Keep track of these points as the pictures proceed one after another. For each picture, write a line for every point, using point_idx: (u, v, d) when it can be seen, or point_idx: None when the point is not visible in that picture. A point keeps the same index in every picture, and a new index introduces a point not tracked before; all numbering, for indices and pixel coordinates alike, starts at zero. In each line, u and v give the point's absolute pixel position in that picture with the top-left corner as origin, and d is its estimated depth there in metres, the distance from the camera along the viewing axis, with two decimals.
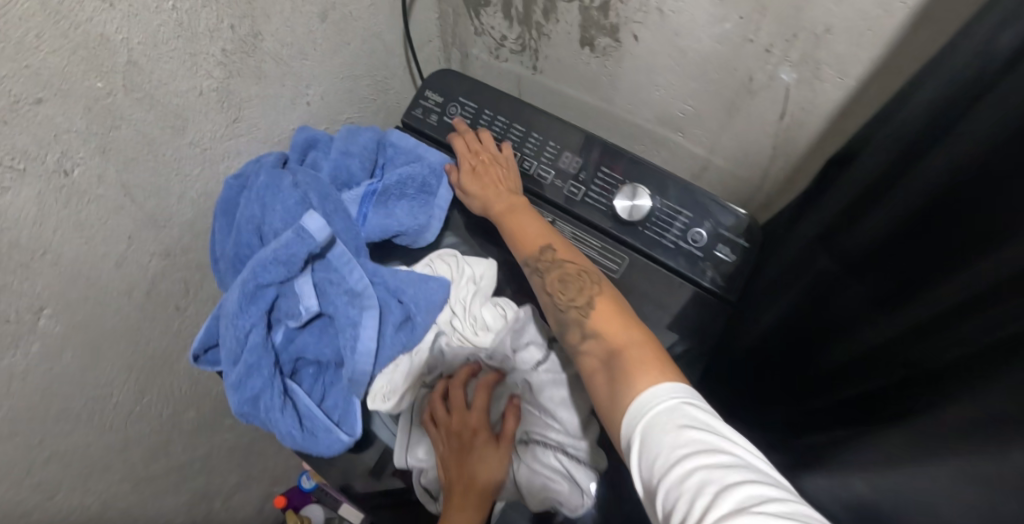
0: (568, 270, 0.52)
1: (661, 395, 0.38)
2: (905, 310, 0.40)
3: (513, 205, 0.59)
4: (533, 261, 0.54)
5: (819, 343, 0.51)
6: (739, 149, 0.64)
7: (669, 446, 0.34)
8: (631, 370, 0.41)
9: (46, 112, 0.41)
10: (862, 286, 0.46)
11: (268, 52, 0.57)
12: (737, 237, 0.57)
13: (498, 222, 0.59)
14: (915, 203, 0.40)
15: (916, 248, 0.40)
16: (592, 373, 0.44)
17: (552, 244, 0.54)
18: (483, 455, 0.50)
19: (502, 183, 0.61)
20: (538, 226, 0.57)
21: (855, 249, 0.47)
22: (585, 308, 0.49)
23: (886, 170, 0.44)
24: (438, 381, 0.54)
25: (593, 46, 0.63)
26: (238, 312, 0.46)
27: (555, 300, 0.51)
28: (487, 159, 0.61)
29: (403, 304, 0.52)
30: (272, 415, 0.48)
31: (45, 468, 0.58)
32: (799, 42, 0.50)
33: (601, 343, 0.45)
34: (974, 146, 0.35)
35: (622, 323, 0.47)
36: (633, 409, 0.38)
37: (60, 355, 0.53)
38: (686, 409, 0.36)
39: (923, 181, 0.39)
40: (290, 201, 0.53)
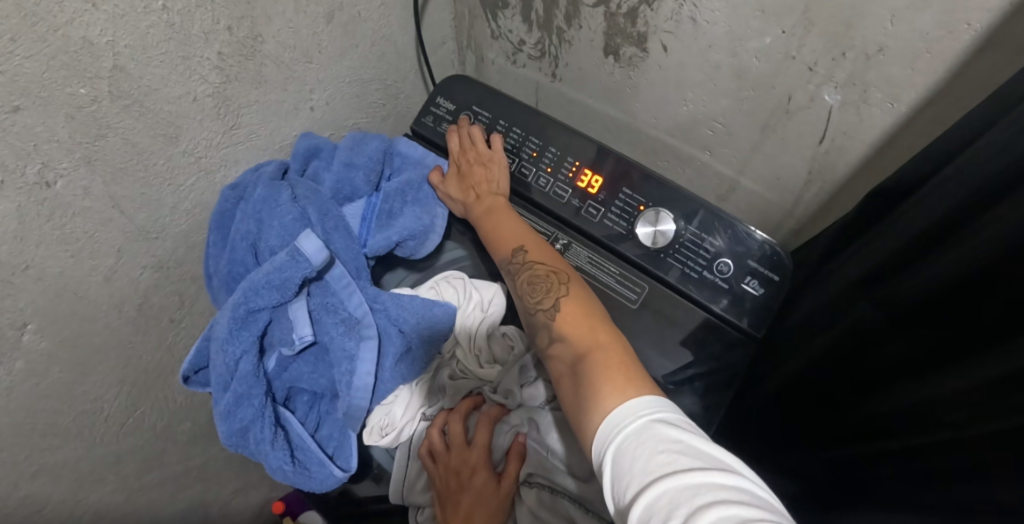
0: (537, 272, 0.49)
1: (626, 416, 0.36)
2: (961, 373, 0.37)
3: (491, 204, 0.57)
4: (505, 263, 0.52)
5: (866, 394, 0.49)
6: (772, 172, 0.59)
7: (639, 471, 0.31)
8: (595, 379, 0.40)
9: (23, 121, 0.38)
10: (909, 342, 0.43)
11: (268, 55, 0.53)
12: (766, 270, 0.53)
13: (476, 224, 0.57)
14: (980, 251, 0.36)
15: (970, 306, 0.37)
16: (559, 381, 0.43)
17: (524, 246, 0.52)
18: (481, 499, 0.44)
19: (482, 180, 0.58)
20: (515, 225, 0.54)
21: (908, 295, 0.43)
22: (551, 311, 0.47)
23: (948, 214, 0.39)
24: (438, 413, 0.49)
25: (618, 55, 0.59)
26: (228, 338, 0.43)
27: (524, 303, 0.49)
28: (473, 158, 0.59)
29: (403, 333, 0.48)
30: (262, 448, 0.45)
31: (32, 483, 0.56)
32: (848, 61, 0.45)
33: (569, 351, 0.44)
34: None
35: (590, 327, 0.45)
36: (600, 430, 0.36)
37: (46, 370, 0.51)
38: (654, 427, 0.34)
39: (993, 230, 0.35)
40: (287, 217, 0.49)
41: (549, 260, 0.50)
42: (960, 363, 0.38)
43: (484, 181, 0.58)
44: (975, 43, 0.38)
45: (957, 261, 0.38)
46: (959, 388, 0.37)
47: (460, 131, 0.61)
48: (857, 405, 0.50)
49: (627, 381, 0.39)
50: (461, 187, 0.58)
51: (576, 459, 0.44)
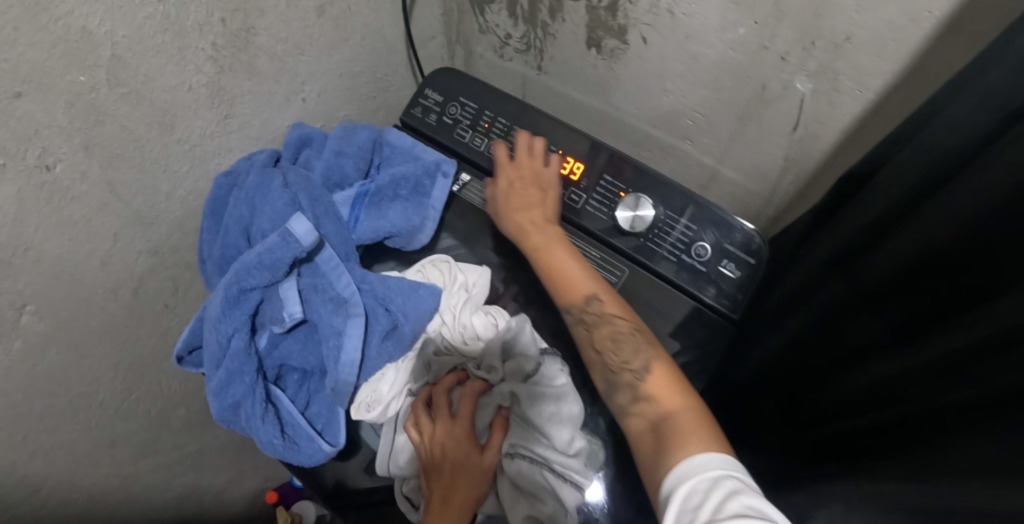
0: (621, 327, 0.50)
1: (704, 465, 0.40)
2: (923, 345, 0.39)
3: (553, 240, 0.55)
4: (578, 312, 0.51)
5: (831, 371, 0.51)
6: (749, 160, 0.61)
7: (713, 511, 0.37)
8: (686, 438, 0.43)
9: (26, 107, 0.40)
10: (877, 319, 0.45)
11: (261, 46, 0.55)
12: (743, 253, 0.55)
13: (531, 258, 0.55)
14: (938, 229, 0.38)
15: (934, 281, 0.39)
16: (643, 438, 0.45)
17: (599, 295, 0.51)
18: (465, 467, 0.46)
19: (542, 210, 0.57)
20: (580, 268, 0.53)
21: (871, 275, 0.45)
22: (640, 371, 0.48)
23: (910, 193, 0.41)
24: (423, 388, 0.50)
25: (600, 47, 0.61)
26: (221, 316, 0.45)
27: (605, 359, 0.49)
28: (531, 185, 0.58)
29: (390, 312, 0.50)
30: (252, 423, 0.47)
31: (29, 464, 0.57)
32: (818, 51, 0.47)
33: (656, 410, 0.46)
34: (1009, 172, 0.32)
35: (674, 388, 0.47)
36: (680, 466, 0.41)
37: (44, 352, 0.52)
38: (731, 480, 0.39)
39: (946, 209, 0.37)
40: (278, 203, 0.51)
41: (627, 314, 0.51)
42: (915, 342, 0.40)
43: (537, 209, 0.57)
44: (934, 32, 0.40)
45: (917, 241, 0.40)
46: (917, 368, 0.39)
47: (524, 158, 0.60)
48: (821, 391, 0.52)
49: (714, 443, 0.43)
50: (525, 217, 0.56)
51: (556, 432, 0.45)
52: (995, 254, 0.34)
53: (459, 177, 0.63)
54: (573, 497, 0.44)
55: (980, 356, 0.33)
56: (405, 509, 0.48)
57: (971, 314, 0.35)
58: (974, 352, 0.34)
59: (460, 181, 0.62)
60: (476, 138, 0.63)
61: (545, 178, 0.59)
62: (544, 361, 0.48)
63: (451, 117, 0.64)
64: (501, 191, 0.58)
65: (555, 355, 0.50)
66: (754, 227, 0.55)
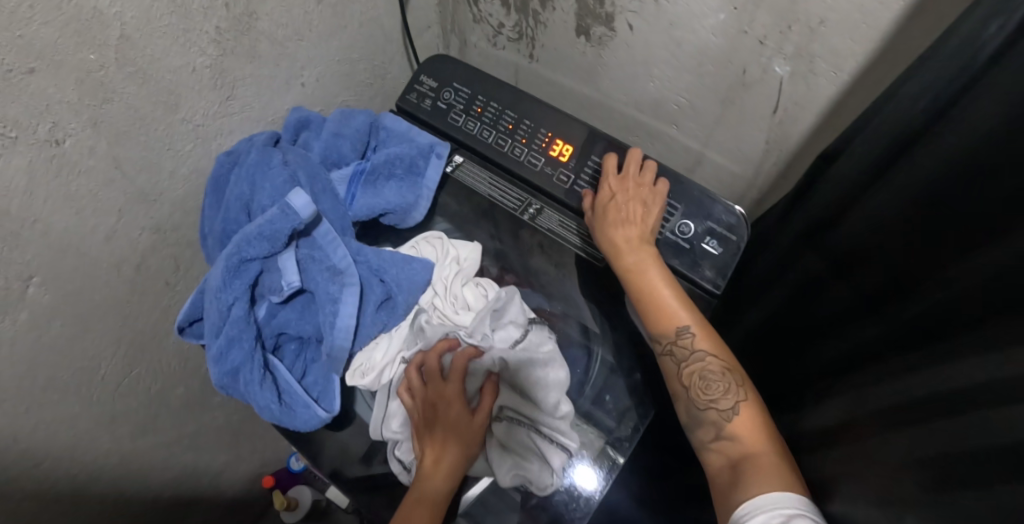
0: (711, 366, 0.50)
1: (777, 503, 0.42)
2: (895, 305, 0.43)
3: (647, 262, 0.53)
4: (668, 344, 0.51)
5: (812, 340, 0.54)
6: (733, 143, 0.63)
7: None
8: (763, 476, 0.45)
9: (38, 83, 0.42)
10: (850, 285, 0.49)
11: (262, 31, 0.57)
12: (724, 230, 0.57)
13: (621, 277, 0.54)
14: (903, 195, 0.42)
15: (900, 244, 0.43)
16: (720, 471, 0.48)
17: (693, 329, 0.51)
18: (457, 430, 0.49)
19: (639, 230, 0.54)
20: (673, 294, 0.52)
21: (842, 243, 0.50)
22: (727, 412, 0.49)
23: (873, 164, 0.46)
24: (415, 355, 0.52)
25: (589, 35, 0.63)
26: (222, 286, 0.47)
27: (692, 393, 0.50)
28: (633, 202, 0.56)
29: (384, 283, 0.53)
30: (251, 388, 0.48)
31: (31, 437, 0.59)
32: (794, 35, 0.49)
33: (737, 449, 0.48)
34: (966, 138, 0.36)
35: (758, 429, 0.49)
36: (757, 499, 0.43)
37: (48, 324, 0.54)
38: (806, 520, 0.40)
39: (912, 175, 0.41)
40: (278, 180, 0.52)
41: (721, 352, 0.51)
42: (887, 304, 0.43)
43: (637, 227, 0.55)
44: (903, 13, 0.42)
45: (886, 208, 0.44)
46: (882, 329, 0.43)
47: (628, 176, 0.57)
48: (798, 359, 0.56)
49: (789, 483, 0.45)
50: (621, 237, 0.54)
51: (543, 395, 0.49)
52: (945, 218, 0.38)
53: (453, 159, 0.65)
54: (558, 457, 0.48)
55: (937, 314, 0.37)
56: (396, 471, 0.51)
57: (932, 273, 0.39)
58: (934, 311, 0.38)
59: (454, 162, 0.65)
60: (469, 122, 0.65)
61: (642, 195, 0.57)
62: (531, 328, 0.52)
63: (445, 102, 0.66)
64: (601, 205, 0.57)
65: (542, 324, 0.53)
66: (742, 213, 0.57)
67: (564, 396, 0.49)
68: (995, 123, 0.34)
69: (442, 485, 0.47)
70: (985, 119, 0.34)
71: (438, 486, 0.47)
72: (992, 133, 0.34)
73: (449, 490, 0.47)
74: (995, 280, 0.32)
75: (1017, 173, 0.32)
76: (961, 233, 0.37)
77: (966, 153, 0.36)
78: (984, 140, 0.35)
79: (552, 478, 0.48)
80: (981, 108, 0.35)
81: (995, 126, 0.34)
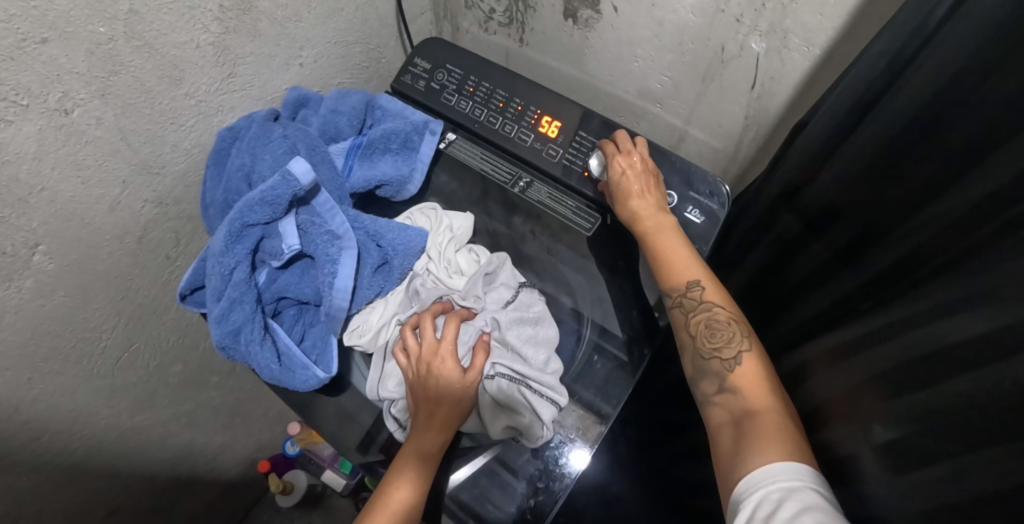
0: (718, 315, 0.51)
1: (775, 475, 0.41)
2: (897, 238, 0.48)
3: (665, 226, 0.55)
4: (679, 295, 0.52)
5: (816, 282, 0.59)
6: (714, 120, 0.67)
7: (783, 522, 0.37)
8: (767, 439, 0.43)
9: (50, 52, 0.43)
10: (845, 227, 0.54)
11: (263, 11, 0.59)
12: (707, 202, 0.60)
13: (640, 239, 0.55)
14: (869, 151, 0.49)
15: (886, 185, 0.49)
16: (722, 427, 0.47)
17: (701, 281, 0.52)
18: (463, 383, 0.50)
19: (654, 196, 0.56)
20: (685, 251, 0.54)
21: (820, 199, 0.56)
22: (730, 362, 0.50)
23: (843, 123, 0.50)
24: (411, 316, 0.55)
25: (576, 18, 0.66)
26: (225, 249, 0.48)
27: (698, 342, 0.52)
28: (645, 170, 0.58)
29: (381, 247, 0.55)
30: (252, 348, 0.50)
31: (32, 408, 0.60)
32: (768, 11, 0.51)
33: (739, 404, 0.47)
34: (929, 89, 0.42)
35: (762, 383, 0.48)
36: (757, 471, 0.41)
37: (52, 293, 0.55)
38: (807, 494, 0.39)
39: (885, 118, 0.46)
40: (278, 151, 0.54)
41: (728, 304, 0.52)
42: (886, 241, 0.49)
43: (651, 194, 0.57)
44: None
45: (856, 164, 0.51)
46: (872, 272, 0.50)
47: (633, 151, 0.60)
48: (800, 305, 0.62)
49: (793, 448, 0.43)
50: (639, 203, 0.56)
51: (533, 352, 0.53)
52: (910, 167, 0.46)
53: (447, 136, 0.68)
54: (548, 413, 0.50)
55: (926, 250, 0.44)
56: (394, 428, 0.53)
57: (926, 211, 0.44)
58: (918, 248, 0.45)
59: (447, 139, 0.67)
60: (461, 102, 0.67)
61: (650, 166, 0.59)
62: (520, 290, 0.57)
63: (438, 83, 0.69)
64: (612, 179, 0.58)
65: (532, 288, 0.59)
66: (726, 188, 0.61)
67: (553, 353, 0.55)
68: (949, 78, 0.40)
69: (437, 438, 0.49)
70: (954, 58, 0.39)
71: (433, 439, 0.49)
72: (943, 89, 0.41)
73: (441, 443, 0.50)
74: (963, 216, 0.40)
75: (970, 123, 0.40)
76: (927, 179, 0.44)
77: (922, 109, 0.43)
78: (943, 94, 0.41)
79: (543, 431, 0.50)
80: (936, 68, 0.40)
81: (948, 81, 0.40)
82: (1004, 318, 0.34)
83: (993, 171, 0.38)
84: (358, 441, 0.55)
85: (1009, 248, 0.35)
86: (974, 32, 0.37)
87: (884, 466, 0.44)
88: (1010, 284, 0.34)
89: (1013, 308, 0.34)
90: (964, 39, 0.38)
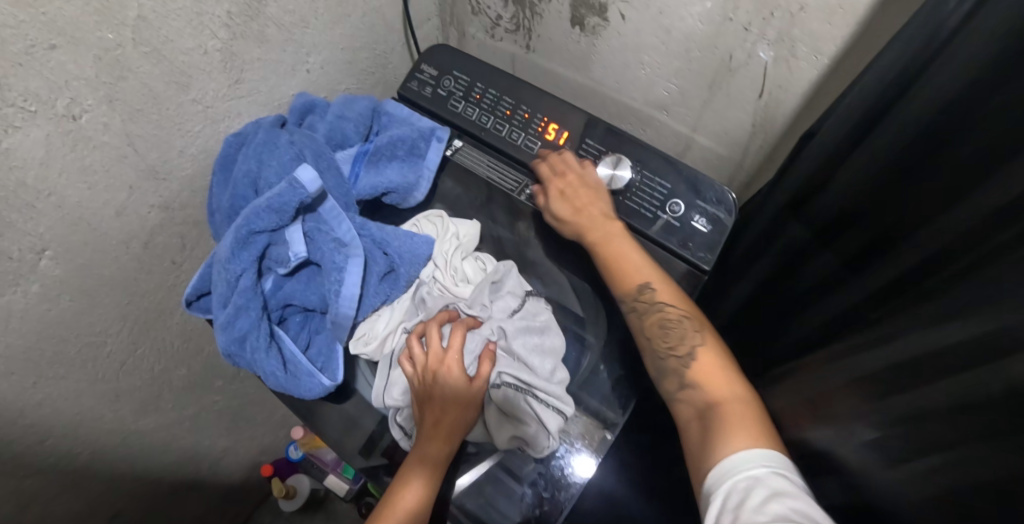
0: (670, 314, 0.53)
1: (744, 464, 0.43)
2: (908, 249, 0.46)
3: (614, 233, 0.58)
4: (631, 300, 0.54)
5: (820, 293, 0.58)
6: (722, 128, 0.67)
7: (753, 510, 0.39)
8: (731, 429, 0.46)
9: (59, 58, 0.43)
10: (852, 238, 0.54)
11: (270, 17, 0.59)
12: (714, 209, 0.60)
13: (592, 251, 0.58)
14: (878, 164, 0.49)
15: (896, 195, 0.48)
16: (689, 422, 0.50)
17: (651, 283, 0.55)
18: (456, 396, 0.50)
19: (597, 206, 0.59)
20: (635, 256, 0.56)
21: (830, 208, 0.56)
22: (686, 359, 0.52)
23: (855, 134, 0.49)
24: (417, 324, 0.55)
25: (583, 25, 0.66)
26: (231, 256, 0.48)
27: (653, 344, 0.53)
28: (577, 182, 0.60)
29: (387, 255, 0.55)
30: (257, 355, 0.50)
31: (38, 412, 0.60)
32: (776, 20, 0.51)
33: (703, 398, 0.50)
34: (941, 101, 0.41)
35: (721, 375, 0.51)
36: (726, 462, 0.43)
37: (58, 297, 0.55)
38: (775, 479, 0.41)
39: (897, 129, 0.46)
40: (285, 157, 0.54)
41: (678, 302, 0.54)
42: (894, 254, 0.48)
43: (593, 204, 0.59)
44: None
45: (867, 176, 0.50)
46: (878, 283, 0.49)
47: (566, 168, 0.61)
48: (801, 317, 0.61)
49: (758, 435, 0.45)
50: (585, 217, 0.58)
51: (540, 362, 0.52)
52: (927, 179, 0.45)
53: (453, 143, 0.68)
54: (556, 424, 0.50)
55: (937, 260, 0.42)
56: (398, 437, 0.53)
57: (938, 223, 0.43)
58: (929, 260, 0.43)
59: (454, 146, 0.67)
60: (468, 109, 0.68)
61: (587, 177, 0.61)
62: (527, 299, 0.57)
63: (444, 90, 0.69)
64: (551, 200, 0.60)
65: (539, 296, 0.58)
66: (733, 195, 0.60)
67: (560, 363, 0.54)
68: (962, 90, 0.40)
69: (442, 447, 0.49)
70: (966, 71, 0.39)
71: (438, 447, 0.49)
72: (958, 98, 0.40)
73: (448, 453, 0.50)
74: (976, 225, 0.39)
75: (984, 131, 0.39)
76: (938, 191, 0.44)
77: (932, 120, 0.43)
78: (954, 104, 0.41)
79: (550, 441, 0.50)
80: (944, 78, 0.40)
81: (959, 93, 0.40)
82: (998, 323, 0.33)
83: (1006, 182, 0.37)
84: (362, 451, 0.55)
85: (1015, 257, 0.34)
86: (984, 43, 0.37)
87: (878, 486, 0.42)
88: (1009, 292, 0.33)
89: (1007, 312, 0.32)
90: (975, 51, 0.37)
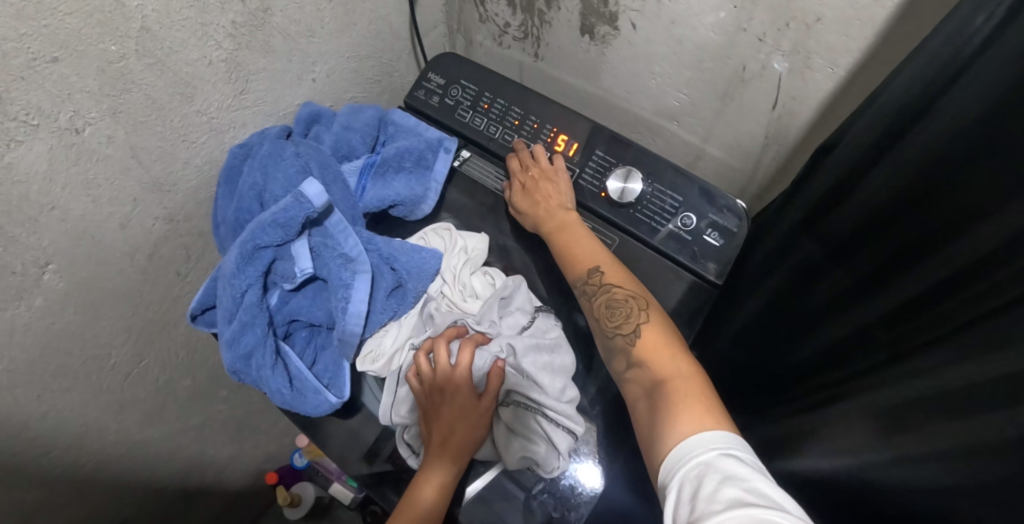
0: (616, 294, 0.53)
1: (694, 450, 0.39)
2: (907, 281, 0.45)
3: (568, 222, 0.59)
4: (581, 284, 0.55)
5: (821, 320, 0.57)
6: (733, 139, 0.66)
7: (705, 498, 0.36)
8: (676, 406, 0.43)
9: (62, 71, 0.42)
10: (854, 265, 0.52)
11: (276, 27, 0.58)
12: (725, 222, 0.59)
13: (547, 240, 0.59)
14: (886, 192, 0.47)
15: (897, 225, 0.47)
16: (637, 402, 0.47)
17: (600, 267, 0.55)
18: (464, 412, 0.50)
19: (557, 198, 0.60)
20: (587, 243, 0.57)
21: (843, 227, 0.53)
22: (631, 336, 0.51)
23: (872, 153, 0.48)
24: (424, 341, 0.54)
25: (593, 33, 0.65)
26: (236, 272, 0.47)
27: (601, 325, 0.53)
28: (538, 175, 0.61)
29: (395, 270, 0.55)
30: (263, 373, 0.49)
31: (42, 425, 0.60)
32: (792, 32, 0.50)
33: (648, 376, 0.48)
34: (950, 128, 0.39)
35: (670, 354, 0.48)
36: (674, 452, 0.40)
37: (62, 311, 0.54)
38: (725, 461, 0.38)
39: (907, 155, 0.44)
40: (290, 170, 0.53)
41: (625, 283, 0.54)
42: (891, 286, 0.47)
43: (553, 195, 0.60)
44: (896, 9, 0.43)
45: (872, 202, 0.49)
46: (879, 313, 0.48)
47: (530, 163, 0.63)
48: (803, 341, 0.60)
49: (703, 410, 0.43)
50: (540, 207, 0.59)
51: (550, 380, 0.51)
52: (925, 211, 0.43)
53: (460, 154, 0.67)
54: (566, 444, 0.50)
55: (936, 294, 0.41)
56: (406, 454, 0.54)
57: (935, 258, 0.42)
58: (930, 294, 0.42)
59: (461, 157, 0.67)
60: (476, 118, 0.67)
61: (552, 172, 0.62)
62: (537, 315, 0.56)
63: (452, 99, 0.68)
64: (511, 194, 0.62)
65: (548, 312, 0.58)
66: (744, 208, 0.60)
67: (570, 381, 0.53)
68: None
69: (447, 466, 0.49)
70: (974, 100, 0.37)
71: (442, 466, 0.49)
72: (966, 129, 0.38)
73: (455, 472, 0.50)
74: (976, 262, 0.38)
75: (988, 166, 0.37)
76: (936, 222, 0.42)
77: (944, 152, 0.40)
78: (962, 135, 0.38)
79: (560, 461, 0.50)
80: (957, 105, 0.38)
81: None
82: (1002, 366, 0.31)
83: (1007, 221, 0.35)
84: (367, 467, 0.55)
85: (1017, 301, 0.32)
86: (999, 68, 0.35)
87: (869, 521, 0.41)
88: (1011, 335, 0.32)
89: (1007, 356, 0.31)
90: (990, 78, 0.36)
